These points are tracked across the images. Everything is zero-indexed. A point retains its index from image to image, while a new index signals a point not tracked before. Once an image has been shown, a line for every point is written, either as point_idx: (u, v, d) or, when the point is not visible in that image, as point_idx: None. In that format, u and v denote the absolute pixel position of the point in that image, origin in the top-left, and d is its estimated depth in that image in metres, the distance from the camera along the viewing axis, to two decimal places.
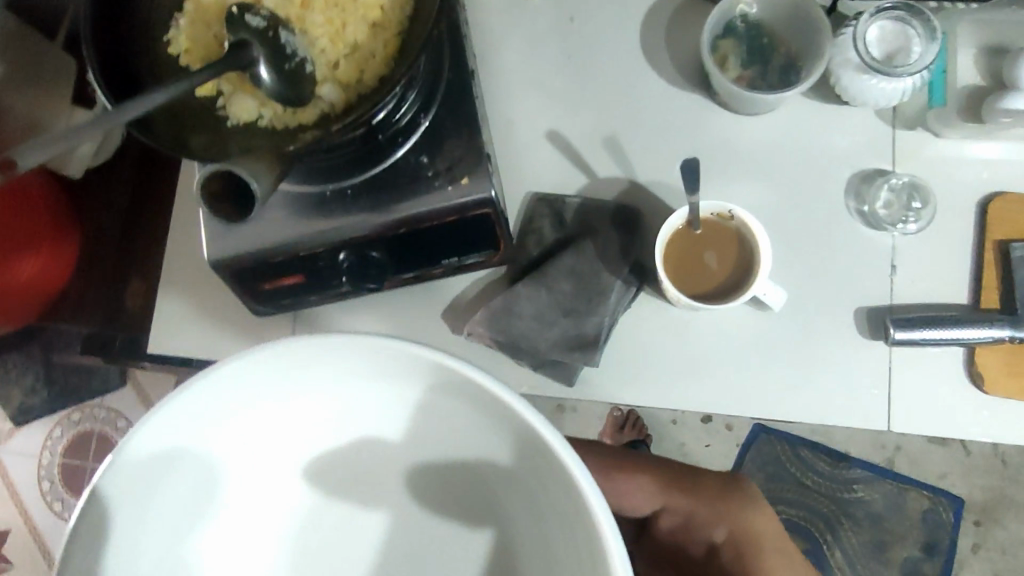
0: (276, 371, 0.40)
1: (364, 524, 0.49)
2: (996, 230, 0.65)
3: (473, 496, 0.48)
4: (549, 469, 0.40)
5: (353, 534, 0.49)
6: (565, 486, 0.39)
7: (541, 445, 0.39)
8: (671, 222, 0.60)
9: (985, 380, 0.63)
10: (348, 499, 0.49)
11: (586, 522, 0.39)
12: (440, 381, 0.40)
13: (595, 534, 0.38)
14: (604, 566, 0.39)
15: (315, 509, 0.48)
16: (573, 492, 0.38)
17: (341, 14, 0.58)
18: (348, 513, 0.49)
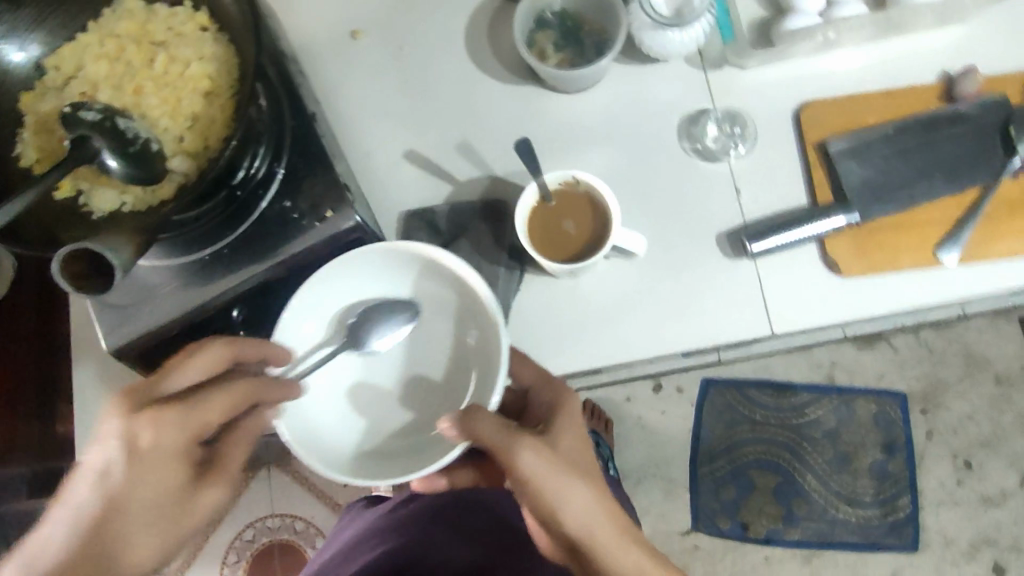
0: (341, 282, 0.63)
1: (389, 415, 0.64)
2: (812, 135, 0.73)
3: (452, 376, 0.64)
4: (471, 308, 0.62)
5: (384, 424, 0.64)
6: (482, 318, 0.61)
7: (462, 289, 0.62)
8: (526, 200, 0.66)
9: (840, 265, 0.70)
10: (389, 396, 0.64)
11: (489, 334, 0.61)
12: (420, 271, 0.63)
13: (490, 335, 0.61)
14: (494, 361, 0.60)
15: (374, 410, 0.64)
16: (480, 316, 0.62)
17: (173, 91, 0.62)
18: (383, 406, 0.64)
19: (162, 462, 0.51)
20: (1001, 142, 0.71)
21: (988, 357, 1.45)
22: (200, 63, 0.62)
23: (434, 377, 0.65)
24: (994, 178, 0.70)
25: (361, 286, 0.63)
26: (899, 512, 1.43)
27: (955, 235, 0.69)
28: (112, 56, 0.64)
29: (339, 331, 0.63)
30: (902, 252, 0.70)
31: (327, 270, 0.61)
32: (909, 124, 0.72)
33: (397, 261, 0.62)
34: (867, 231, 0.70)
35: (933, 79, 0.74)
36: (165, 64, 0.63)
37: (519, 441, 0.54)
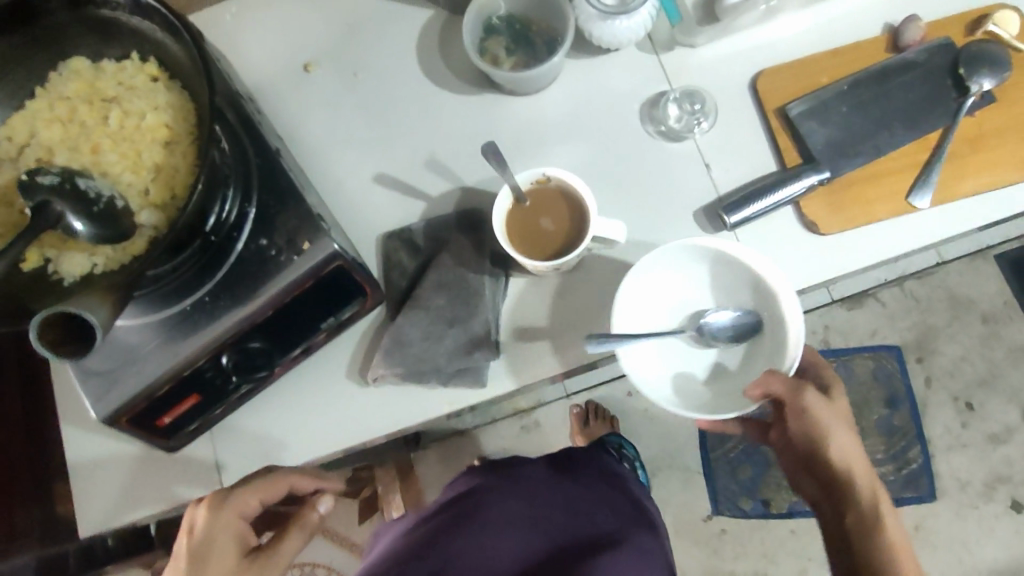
0: (663, 261, 0.70)
1: (681, 376, 0.71)
2: (771, 101, 0.74)
3: (672, 372, 0.71)
4: (752, 285, 0.70)
5: (679, 385, 0.71)
6: (725, 293, 0.72)
7: (749, 271, 0.70)
8: (501, 205, 0.65)
9: (818, 224, 0.71)
10: (691, 359, 0.72)
11: (770, 304, 0.70)
12: (713, 260, 0.70)
13: (772, 301, 0.69)
14: (781, 327, 0.68)
15: (692, 373, 0.72)
16: (761, 287, 0.70)
17: (132, 145, 0.61)
18: (667, 374, 0.71)
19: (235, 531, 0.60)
20: (952, 82, 0.72)
21: (972, 297, 1.47)
22: (156, 113, 0.62)
23: (725, 365, 0.72)
24: (952, 118, 0.72)
25: (715, 276, 0.72)
26: (911, 464, 1.45)
27: (925, 178, 0.70)
28: (64, 118, 0.62)
29: (671, 301, 0.72)
30: (879, 202, 0.71)
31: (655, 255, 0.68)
32: (862, 78, 0.73)
33: (739, 270, 0.70)
34: (841, 186, 0.71)
35: (878, 31, 0.75)
36: (119, 120, 0.62)
37: (807, 389, 0.67)
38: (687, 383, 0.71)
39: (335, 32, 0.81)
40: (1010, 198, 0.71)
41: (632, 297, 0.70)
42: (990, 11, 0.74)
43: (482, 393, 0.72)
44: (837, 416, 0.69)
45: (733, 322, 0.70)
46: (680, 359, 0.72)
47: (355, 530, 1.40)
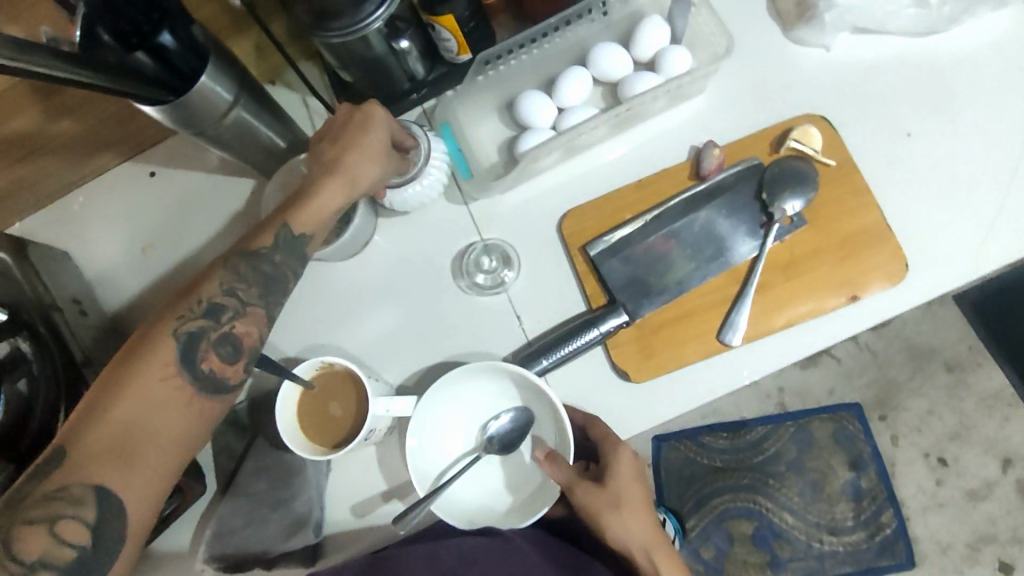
0: (429, 410, 0.67)
1: (509, 481, 0.67)
2: (575, 242, 0.72)
3: (496, 483, 0.67)
4: (513, 383, 0.67)
5: (508, 495, 0.67)
6: (500, 399, 0.68)
7: (509, 375, 0.66)
8: (286, 398, 0.66)
9: (629, 372, 0.69)
10: (507, 467, 0.68)
11: (542, 396, 0.66)
12: (470, 378, 0.67)
13: (540, 392, 0.66)
14: (555, 412, 0.65)
15: (518, 475, 0.67)
16: (530, 386, 0.66)
17: None
18: (494, 490, 0.67)
19: (355, 184, 0.61)
20: (759, 207, 0.70)
21: (934, 345, 1.38)
22: None
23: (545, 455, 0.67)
24: (759, 247, 0.69)
25: (501, 392, 0.68)
26: (885, 529, 1.34)
27: (734, 314, 0.68)
28: None
29: (462, 434, 0.68)
30: (689, 343, 0.69)
31: (411, 410, 0.65)
32: (666, 209, 0.71)
33: (512, 384, 0.67)
34: (649, 328, 0.69)
35: (684, 156, 0.74)
36: None
37: (578, 483, 0.61)
38: (515, 490, 0.67)
39: (176, 217, 0.86)
40: (830, 326, 0.69)
41: (422, 456, 0.66)
42: (792, 127, 0.72)
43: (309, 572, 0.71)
44: (614, 499, 0.62)
45: (511, 422, 0.68)
46: (500, 467, 0.68)
47: None
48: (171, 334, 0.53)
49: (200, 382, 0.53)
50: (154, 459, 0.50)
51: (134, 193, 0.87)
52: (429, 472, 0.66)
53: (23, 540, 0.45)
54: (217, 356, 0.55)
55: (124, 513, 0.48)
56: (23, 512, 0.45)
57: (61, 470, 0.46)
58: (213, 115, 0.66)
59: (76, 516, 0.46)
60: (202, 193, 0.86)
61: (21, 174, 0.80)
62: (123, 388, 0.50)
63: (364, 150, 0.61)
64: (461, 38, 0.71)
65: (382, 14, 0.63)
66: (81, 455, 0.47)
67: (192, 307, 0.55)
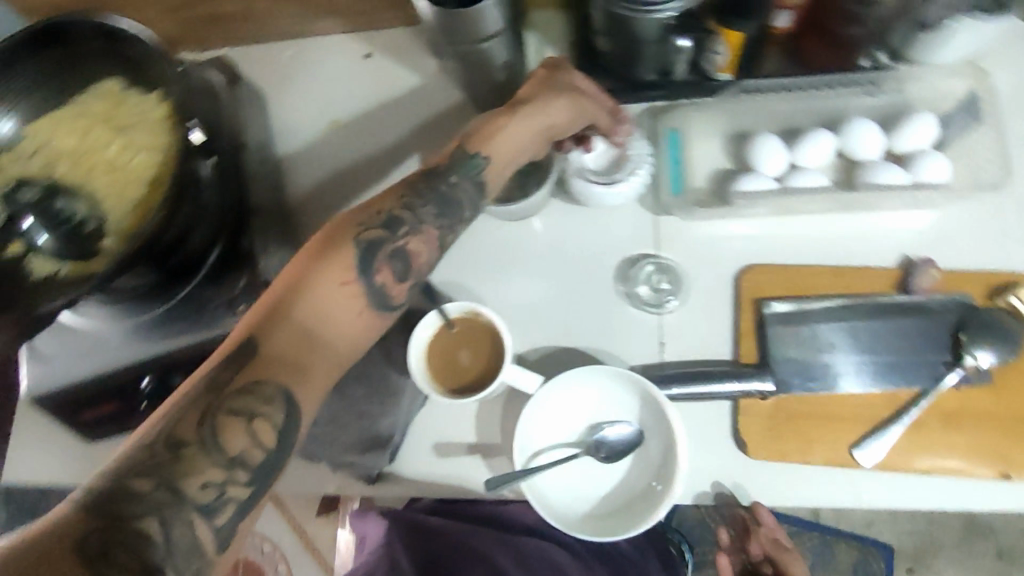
0: (554, 391, 0.66)
1: (595, 491, 0.66)
2: (749, 296, 0.70)
3: (581, 489, 0.66)
4: (645, 401, 0.66)
5: (591, 503, 0.66)
6: (620, 409, 0.67)
7: (644, 392, 0.66)
8: (424, 329, 0.66)
9: (747, 445, 0.66)
10: (598, 476, 0.66)
11: (666, 427, 0.65)
12: (605, 378, 0.66)
13: (666, 422, 0.65)
14: (672, 448, 0.64)
15: (606, 490, 0.66)
16: (659, 411, 0.65)
17: (122, 176, 0.67)
18: (577, 494, 0.66)
19: (540, 124, 0.63)
20: (949, 344, 0.66)
21: (996, 527, 1.31)
22: (147, 153, 0.68)
23: (638, 482, 0.66)
24: (932, 382, 0.66)
25: (619, 401, 0.67)
26: None
27: (873, 435, 0.65)
28: (82, 130, 0.69)
29: (569, 424, 0.67)
30: (818, 445, 0.65)
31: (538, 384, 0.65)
32: (853, 303, 0.68)
33: (637, 400, 0.67)
34: (785, 409, 0.66)
35: (893, 262, 0.70)
36: (119, 150, 0.68)
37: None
38: (597, 502, 0.66)
39: (371, 106, 0.85)
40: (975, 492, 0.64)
41: (530, 429, 0.66)
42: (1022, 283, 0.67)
43: (367, 490, 0.72)
44: None
45: (624, 437, 0.66)
46: (590, 475, 0.66)
47: (306, 526, 1.37)
48: (353, 240, 0.53)
49: (373, 294, 0.54)
50: (326, 362, 0.51)
51: (344, 65, 0.87)
52: (526, 448, 0.66)
53: (227, 428, 0.46)
54: (389, 271, 0.54)
55: (303, 415, 0.49)
56: (224, 399, 0.47)
57: (253, 366, 0.48)
58: (471, 35, 0.65)
59: (267, 413, 0.47)
60: (404, 93, 0.85)
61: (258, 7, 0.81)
62: (308, 293, 0.51)
63: (555, 99, 0.63)
64: (734, 56, 0.69)
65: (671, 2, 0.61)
66: (273, 354, 0.49)
67: (371, 216, 0.55)
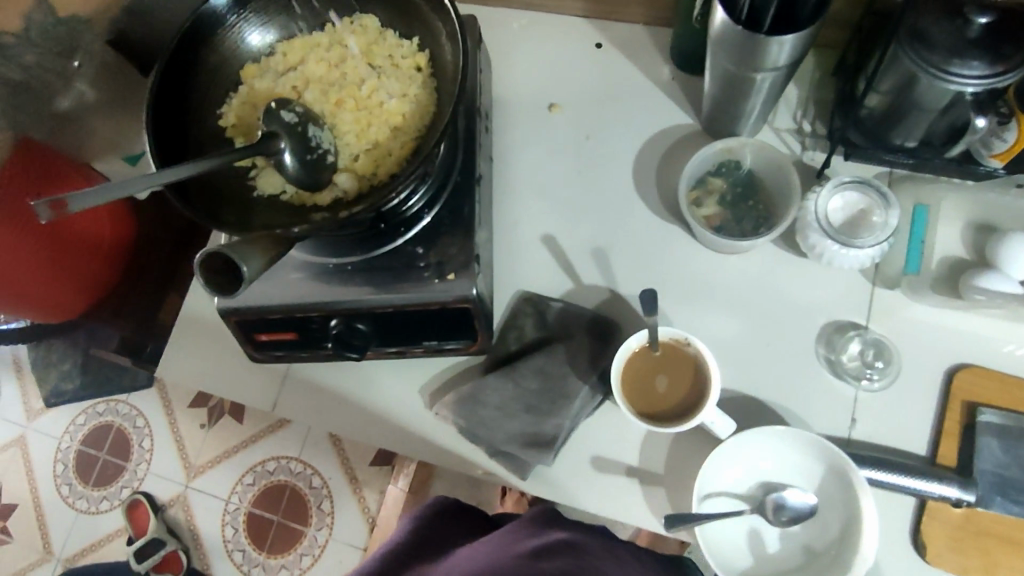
0: (743, 441, 0.64)
1: (759, 552, 0.64)
2: (960, 397, 0.66)
3: (744, 548, 0.64)
4: (835, 477, 0.63)
5: (753, 563, 0.63)
6: (802, 478, 0.65)
7: (837, 467, 0.63)
8: (630, 343, 0.65)
9: (929, 551, 0.63)
10: (764, 539, 0.64)
11: (851, 511, 0.62)
12: (797, 444, 0.64)
13: (855, 505, 0.62)
14: (856, 535, 0.61)
15: (772, 555, 0.64)
16: (850, 494, 0.62)
17: (367, 115, 0.66)
18: (741, 551, 0.63)
19: None
20: None
21: None
22: (399, 100, 0.66)
23: (809, 555, 0.63)
24: None
25: (800, 467, 0.64)
26: None
27: None
28: (334, 60, 0.68)
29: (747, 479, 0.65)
30: (1004, 571, 0.62)
31: (730, 432, 0.63)
32: None
33: (826, 474, 0.64)
34: (978, 525, 0.63)
35: None
36: (370, 89, 0.67)
37: None
38: (759, 564, 0.63)
39: (594, 96, 0.82)
40: None
41: (711, 472, 0.64)
42: None
43: (516, 482, 0.70)
44: None
45: (803, 508, 0.63)
46: (757, 536, 0.64)
47: (358, 469, 1.36)
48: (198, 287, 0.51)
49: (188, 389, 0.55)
50: None
51: (574, 49, 0.84)
52: (702, 491, 0.64)
53: None
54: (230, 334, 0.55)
55: None
56: None
57: None
58: (756, 63, 0.62)
59: None
60: (630, 91, 0.81)
61: None
62: None
63: None
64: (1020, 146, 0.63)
65: (982, 81, 0.58)
66: None
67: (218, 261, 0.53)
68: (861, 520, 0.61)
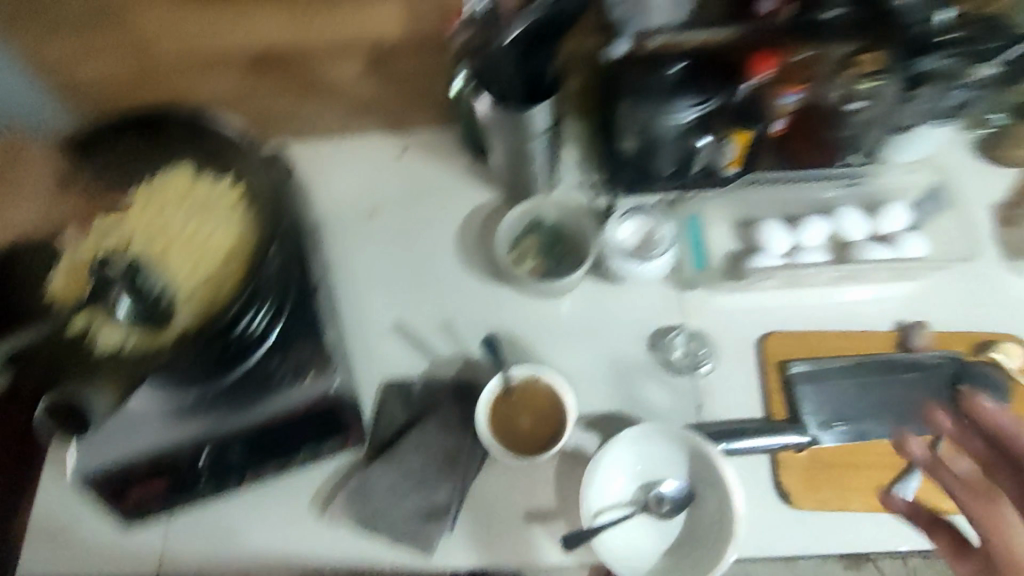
0: (613, 448, 0.71)
1: (653, 544, 0.69)
2: (773, 359, 0.77)
3: (641, 546, 0.69)
4: (696, 456, 0.71)
5: (651, 556, 0.69)
6: (671, 466, 0.72)
7: (694, 446, 0.70)
8: (490, 389, 0.70)
9: (791, 495, 0.71)
10: (655, 534, 0.70)
11: (716, 481, 0.69)
12: (659, 436, 0.71)
13: (717, 474, 0.69)
14: (727, 501, 0.68)
15: (664, 543, 0.69)
16: (712, 467, 0.70)
17: (195, 252, 0.69)
18: (639, 550, 0.69)
19: None
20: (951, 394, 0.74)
21: None
22: (223, 231, 0.70)
23: (694, 531, 0.69)
24: None
25: (668, 459, 0.72)
26: None
27: (901, 481, 0.71)
28: (151, 212, 0.72)
29: (626, 482, 0.71)
30: (853, 492, 0.71)
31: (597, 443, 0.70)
32: (866, 361, 0.76)
33: (688, 457, 0.71)
34: (821, 460, 0.73)
35: (890, 327, 0.79)
36: (193, 229, 0.70)
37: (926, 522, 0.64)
38: (655, 555, 0.69)
39: (409, 197, 0.91)
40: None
41: (594, 486, 0.69)
42: (995, 339, 0.77)
43: (425, 562, 0.71)
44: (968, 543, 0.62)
45: (673, 489, 0.71)
46: (648, 531, 0.70)
47: None
48: None
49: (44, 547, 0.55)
50: None
51: (380, 162, 0.93)
52: (590, 506, 0.69)
53: None
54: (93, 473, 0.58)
55: None
56: None
57: None
58: (525, 134, 0.75)
59: None
60: (438, 185, 0.92)
61: (301, 109, 0.89)
62: None
63: None
64: (740, 154, 0.79)
65: (697, 109, 0.72)
66: None
67: None
68: (720, 483, 0.69)
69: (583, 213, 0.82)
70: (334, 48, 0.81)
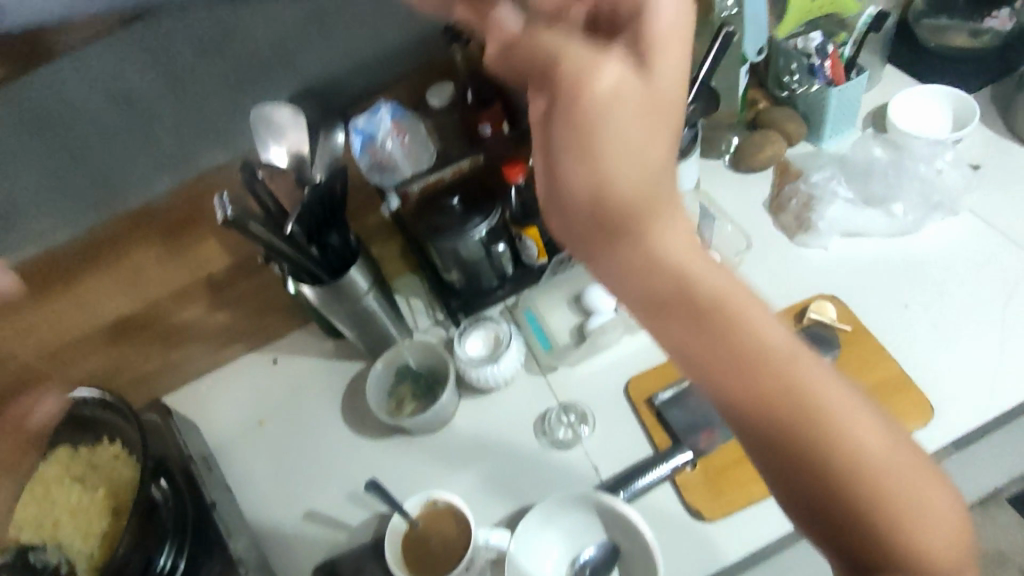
0: (526, 536, 0.74)
1: None
2: (641, 399, 0.84)
3: None
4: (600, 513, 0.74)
5: None
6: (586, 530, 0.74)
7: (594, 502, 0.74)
8: (393, 531, 0.74)
9: (700, 510, 0.74)
10: None
11: (626, 524, 0.72)
12: (562, 507, 0.75)
13: (621, 514, 0.72)
14: (641, 536, 0.71)
15: None
16: (616, 514, 0.73)
17: (86, 517, 0.73)
18: None
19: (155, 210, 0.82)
20: None
21: None
22: (107, 487, 0.74)
23: None
24: None
25: (582, 527, 0.74)
26: None
27: None
28: (39, 496, 0.75)
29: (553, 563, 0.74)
30: (752, 483, 0.75)
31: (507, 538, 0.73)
32: None
33: (597, 515, 0.74)
34: (714, 467, 0.77)
35: None
36: (78, 495, 0.75)
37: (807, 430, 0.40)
38: None
39: (291, 395, 0.98)
40: None
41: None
42: (810, 301, 0.86)
43: None
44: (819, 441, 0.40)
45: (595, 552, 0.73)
46: None
47: None
48: None
49: None
50: None
51: (258, 376, 1.01)
52: None
53: None
54: None
55: None
56: None
57: None
58: (352, 298, 0.85)
59: None
60: (313, 375, 0.99)
61: (169, 358, 0.98)
62: None
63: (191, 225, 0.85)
64: (540, 246, 0.91)
65: (484, 224, 0.83)
66: None
67: None
68: (628, 525, 0.72)
69: (437, 346, 0.90)
70: (175, 293, 0.91)
